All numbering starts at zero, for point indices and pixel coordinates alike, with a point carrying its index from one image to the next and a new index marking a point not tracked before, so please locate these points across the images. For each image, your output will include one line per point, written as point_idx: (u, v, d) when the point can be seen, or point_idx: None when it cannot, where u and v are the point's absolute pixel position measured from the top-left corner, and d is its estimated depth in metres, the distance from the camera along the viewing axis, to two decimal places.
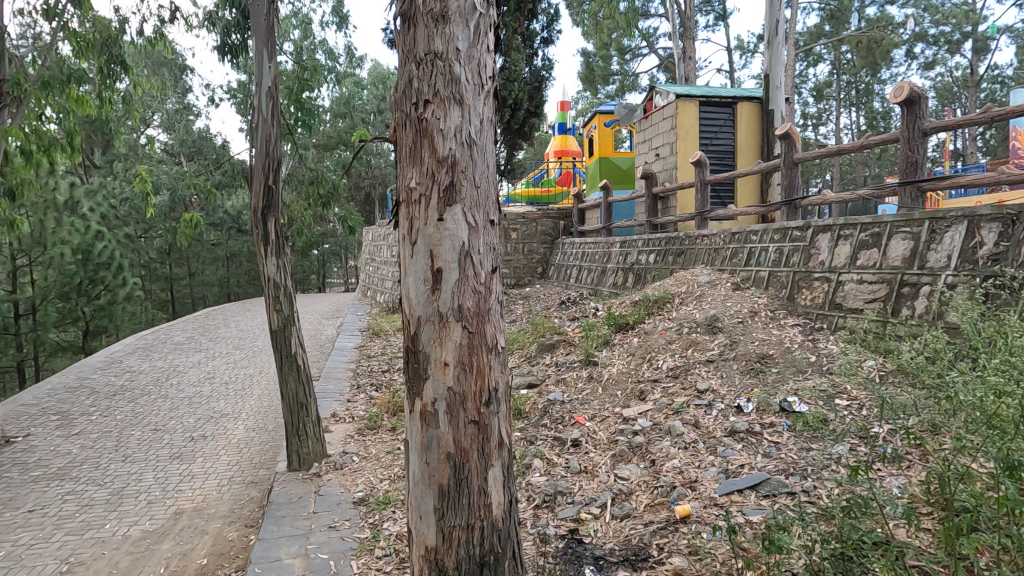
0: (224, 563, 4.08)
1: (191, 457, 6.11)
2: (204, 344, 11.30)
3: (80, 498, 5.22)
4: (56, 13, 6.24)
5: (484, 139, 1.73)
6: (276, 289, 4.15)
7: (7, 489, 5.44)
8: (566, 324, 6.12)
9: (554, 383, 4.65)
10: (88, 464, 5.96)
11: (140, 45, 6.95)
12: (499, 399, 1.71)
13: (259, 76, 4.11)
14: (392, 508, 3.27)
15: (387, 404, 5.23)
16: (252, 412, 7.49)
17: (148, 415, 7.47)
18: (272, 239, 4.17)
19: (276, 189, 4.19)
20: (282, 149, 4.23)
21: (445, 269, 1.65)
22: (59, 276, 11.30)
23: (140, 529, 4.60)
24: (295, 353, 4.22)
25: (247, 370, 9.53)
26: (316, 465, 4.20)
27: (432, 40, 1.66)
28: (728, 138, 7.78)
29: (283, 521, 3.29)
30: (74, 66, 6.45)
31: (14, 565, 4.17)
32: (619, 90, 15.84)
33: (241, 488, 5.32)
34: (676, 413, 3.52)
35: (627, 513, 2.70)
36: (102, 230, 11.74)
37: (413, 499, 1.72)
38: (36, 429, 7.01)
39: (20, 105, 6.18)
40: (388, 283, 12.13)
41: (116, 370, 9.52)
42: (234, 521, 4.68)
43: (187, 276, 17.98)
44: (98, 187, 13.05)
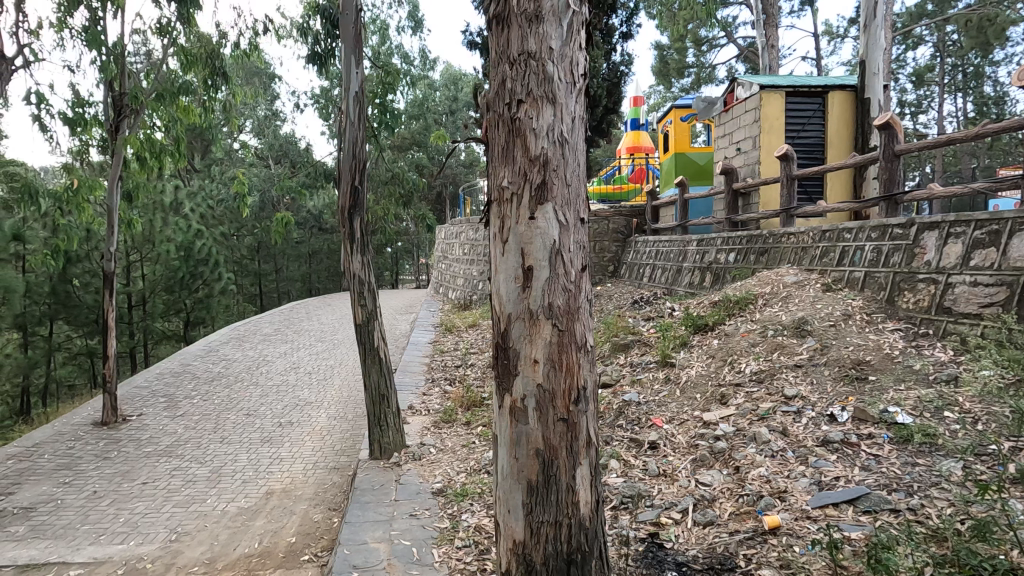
0: (311, 542, 4.34)
1: (280, 441, 6.53)
2: (289, 336, 12.02)
3: (185, 474, 5.72)
4: (166, 31, 6.86)
5: (576, 138, 1.73)
6: (360, 284, 4.35)
7: (125, 462, 6.06)
8: (640, 323, 6.00)
9: (628, 384, 4.57)
10: (191, 443, 6.52)
11: (237, 57, 7.48)
12: (588, 398, 1.71)
13: (347, 81, 4.31)
14: (469, 501, 3.34)
15: (462, 399, 5.36)
16: (334, 401, 7.89)
17: (241, 401, 8.06)
18: (357, 238, 4.37)
19: (362, 189, 4.39)
20: (367, 151, 4.42)
21: (536, 267, 1.66)
22: (165, 270, 12.41)
23: (237, 506, 4.98)
24: (378, 346, 4.41)
25: (328, 361, 10.04)
26: (396, 454, 4.35)
27: (526, 41, 1.68)
28: (818, 130, 7.33)
29: (367, 507, 3.44)
30: (181, 79, 7.08)
31: (132, 531, 4.64)
32: (695, 83, 15.26)
33: (325, 473, 5.63)
34: (761, 419, 3.36)
35: (710, 520, 2.61)
36: (201, 229, 12.78)
37: (501, 493, 1.74)
38: (148, 409, 7.74)
39: (137, 116, 6.88)
40: (459, 281, 12.40)
41: (213, 358, 10.34)
42: (319, 504, 4.96)
43: (273, 272, 19.24)
44: (199, 190, 14.23)
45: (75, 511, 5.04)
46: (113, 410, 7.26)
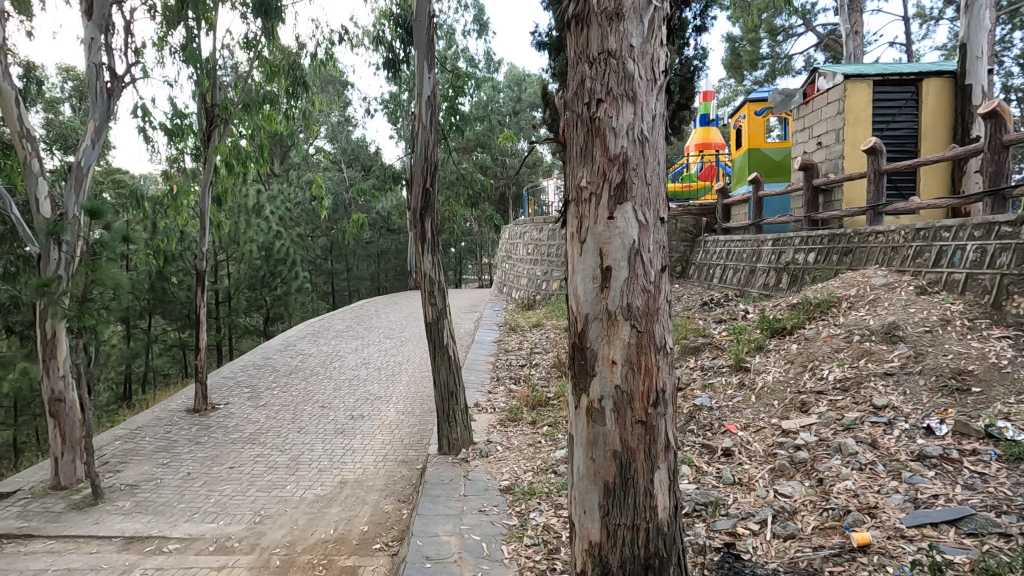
0: (382, 532, 4.51)
1: (353, 433, 6.82)
2: (360, 333, 12.51)
3: (267, 461, 6.09)
4: (252, 44, 7.32)
5: (656, 136, 1.70)
6: (431, 284, 4.47)
7: (214, 447, 6.53)
8: (711, 326, 5.80)
9: (699, 388, 4.43)
10: (272, 432, 6.93)
11: (315, 67, 7.86)
12: (667, 401, 1.69)
13: (420, 86, 4.43)
14: (537, 500, 3.36)
15: (528, 398, 5.38)
16: (402, 397, 8.14)
17: (316, 393, 8.48)
18: (428, 238, 4.49)
19: (433, 191, 4.51)
20: (438, 153, 4.53)
21: (614, 267, 1.65)
22: (248, 269, 13.27)
23: (314, 493, 5.24)
24: (447, 344, 4.54)
25: (396, 358, 10.37)
26: (463, 450, 4.43)
27: (606, 39, 1.67)
28: (910, 120, 6.82)
29: (437, 500, 3.54)
30: (265, 90, 7.56)
31: (221, 512, 4.99)
32: (769, 75, 14.56)
33: (395, 466, 5.83)
34: (847, 429, 3.17)
35: (791, 534, 2.48)
36: (280, 230, 13.55)
37: (577, 492, 1.74)
38: (233, 398, 8.30)
39: (226, 125, 7.40)
40: (523, 281, 12.46)
41: (291, 352, 10.93)
42: (389, 496, 5.14)
43: (345, 271, 20.10)
44: (279, 193, 15.08)
45: (172, 490, 5.49)
46: (204, 398, 7.84)
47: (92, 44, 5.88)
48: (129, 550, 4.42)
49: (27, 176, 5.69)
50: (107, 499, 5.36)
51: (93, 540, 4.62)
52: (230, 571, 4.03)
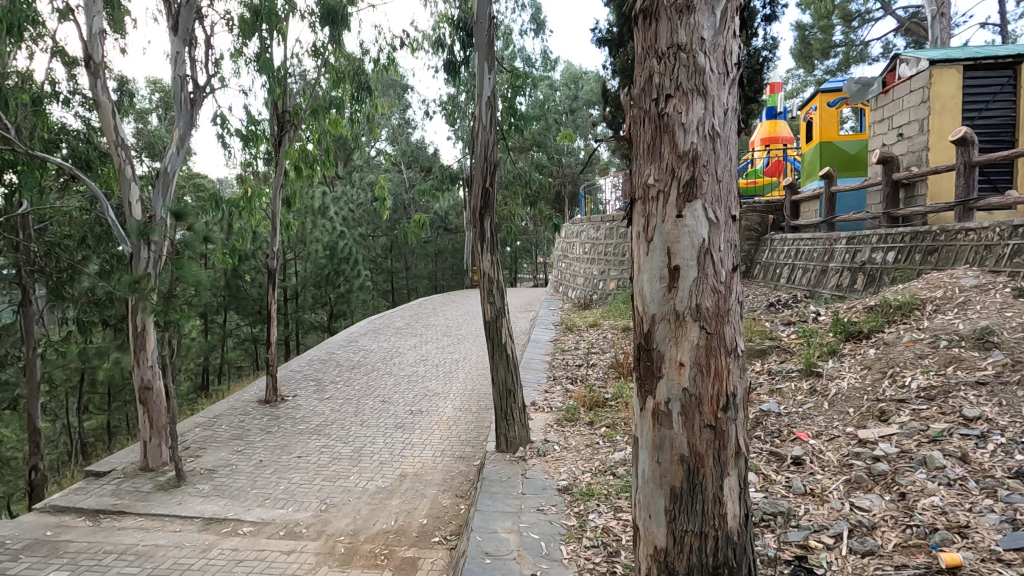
0: (440, 526, 4.61)
1: (412, 428, 6.99)
2: (418, 330, 12.81)
3: (331, 452, 6.35)
4: (319, 52, 7.64)
5: (727, 131, 1.65)
6: (490, 283, 4.52)
7: (284, 436, 6.87)
8: (778, 328, 5.55)
9: (766, 393, 4.24)
10: (336, 424, 7.22)
11: (378, 72, 8.11)
12: (737, 405, 1.63)
13: (480, 87, 4.48)
14: (596, 501, 3.33)
15: (585, 398, 5.34)
16: (459, 394, 8.27)
17: (377, 388, 8.75)
18: (488, 237, 4.54)
19: (492, 190, 4.54)
20: (498, 153, 4.57)
21: (683, 266, 1.61)
22: (314, 268, 13.87)
23: (375, 485, 5.42)
24: (505, 343, 4.58)
25: (453, 355, 10.54)
26: (521, 449, 4.44)
27: (675, 33, 1.63)
28: (1007, 107, 6.28)
29: (495, 497, 3.57)
30: (331, 96, 7.87)
31: (290, 498, 5.24)
32: (843, 63, 13.75)
33: (452, 461, 5.93)
34: (933, 441, 2.95)
35: (869, 550, 2.34)
36: (343, 230, 14.06)
37: (642, 496, 1.71)
38: (301, 391, 8.70)
39: (295, 131, 7.75)
40: (580, 280, 12.37)
41: (354, 347, 11.33)
42: (447, 490, 5.23)
43: (404, 269, 20.63)
44: (342, 194, 15.67)
45: (246, 476, 5.82)
46: (274, 390, 8.26)
47: (177, 58, 6.31)
48: (208, 531, 4.72)
49: (123, 182, 6.18)
50: (188, 481, 5.75)
51: (177, 519, 4.97)
52: (299, 555, 4.24)
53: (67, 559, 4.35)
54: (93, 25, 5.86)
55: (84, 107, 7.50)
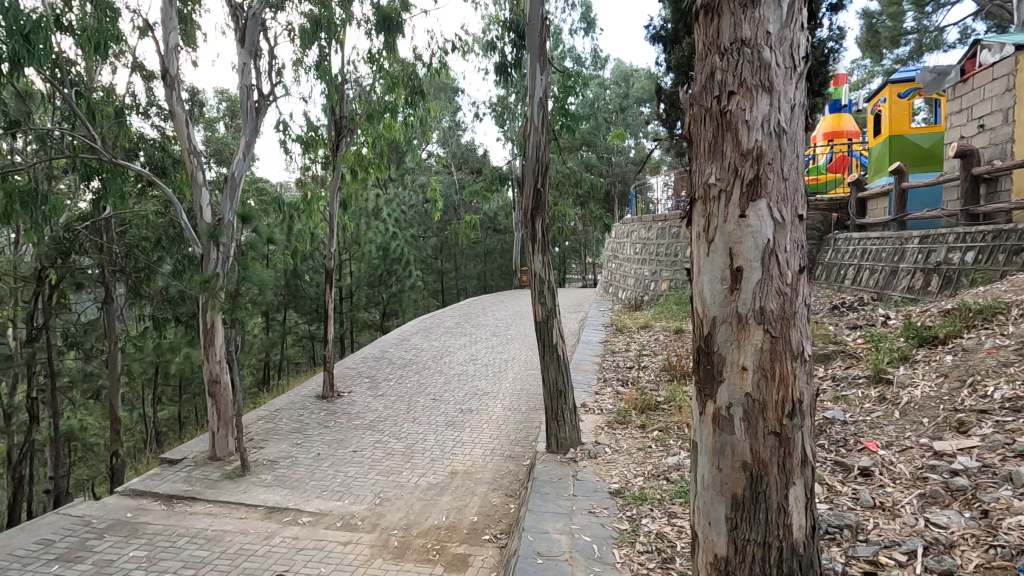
0: (491, 524, 4.66)
1: (463, 426, 7.09)
2: (468, 330, 12.97)
3: (385, 447, 6.52)
4: (375, 59, 7.87)
5: (794, 127, 1.60)
6: (541, 283, 4.53)
7: (340, 431, 7.12)
8: (843, 332, 5.29)
9: (830, 400, 4.05)
10: (389, 421, 7.41)
11: (430, 77, 8.29)
12: (804, 412, 1.57)
13: (532, 89, 4.50)
14: (649, 506, 3.28)
15: (636, 401, 5.26)
16: (508, 393, 8.32)
17: (428, 386, 8.93)
18: (539, 238, 4.55)
19: (544, 191, 4.55)
20: (549, 154, 4.56)
21: (745, 268, 1.56)
22: (368, 268, 14.29)
23: (427, 481, 5.52)
24: (556, 344, 4.59)
25: (502, 355, 10.61)
26: (572, 451, 4.42)
27: (739, 28, 1.58)
28: None
29: (546, 498, 3.57)
30: (387, 101, 8.09)
31: (346, 491, 5.42)
32: (915, 51, 12.94)
33: (502, 460, 5.97)
34: (1019, 456, 2.74)
35: (947, 569, 2.20)
36: (396, 232, 14.40)
37: (701, 502, 1.67)
38: (355, 388, 8.99)
39: (351, 136, 8.02)
40: (630, 281, 12.18)
41: (406, 346, 11.61)
42: (497, 489, 5.28)
43: (454, 270, 20.91)
44: (394, 196, 16.05)
45: (305, 468, 6.06)
46: (331, 386, 8.57)
47: (244, 69, 6.65)
48: (271, 519, 4.95)
49: (195, 187, 6.55)
50: (252, 471, 6.04)
51: (242, 507, 5.23)
52: (355, 547, 4.38)
53: (145, 540, 4.66)
54: (170, 41, 6.26)
55: (160, 118, 8.01)
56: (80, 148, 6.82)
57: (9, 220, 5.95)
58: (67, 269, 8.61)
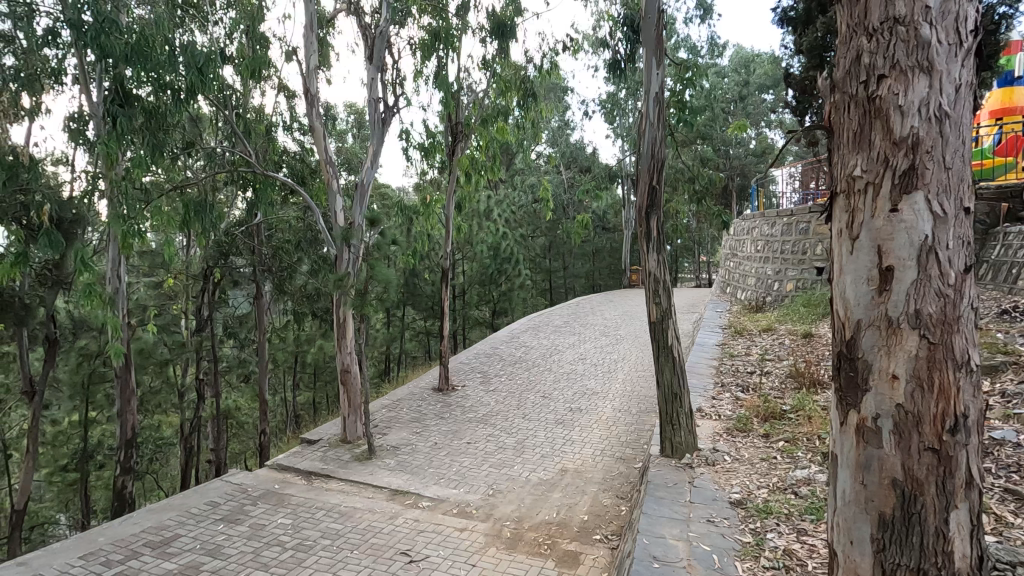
0: (601, 524, 4.65)
1: (572, 425, 7.12)
2: (577, 329, 12.97)
3: (497, 441, 6.74)
4: (488, 65, 8.14)
5: (960, 110, 1.43)
6: (656, 283, 4.44)
7: (455, 423, 7.47)
8: (1015, 341, 4.58)
9: (998, 418, 3.53)
10: (501, 416, 7.64)
11: (541, 78, 8.42)
12: (969, 428, 1.40)
13: (647, 84, 4.40)
14: (775, 520, 3.10)
15: (759, 408, 4.95)
16: (619, 394, 8.20)
17: (538, 384, 9.07)
18: (654, 236, 4.45)
19: (659, 188, 4.44)
20: (666, 150, 4.44)
21: (897, 267, 1.43)
22: (480, 267, 14.79)
23: (538, 477, 5.63)
24: (671, 345, 4.48)
25: (612, 356, 10.48)
26: (688, 456, 4.27)
27: (892, 5, 1.45)
28: None
29: (662, 502, 3.49)
30: (500, 105, 8.33)
31: (462, 480, 5.69)
32: None
33: (612, 461, 5.92)
34: None
35: None
36: (506, 232, 14.75)
37: (841, 519, 1.57)
38: (469, 382, 9.38)
39: (466, 140, 8.37)
40: (751, 280, 11.44)
41: (516, 343, 11.88)
42: (607, 490, 5.25)
43: (562, 269, 20.92)
44: (504, 197, 16.44)
45: (424, 455, 6.44)
46: (447, 379, 9.00)
47: (373, 83, 7.20)
48: (395, 501, 5.34)
49: (330, 194, 7.20)
50: (378, 455, 6.55)
51: (369, 487, 5.69)
52: (471, 533, 4.59)
53: (290, 510, 5.24)
54: (310, 63, 6.95)
55: (301, 132, 8.92)
56: (239, 162, 7.81)
57: (186, 226, 6.97)
58: (227, 268, 9.88)
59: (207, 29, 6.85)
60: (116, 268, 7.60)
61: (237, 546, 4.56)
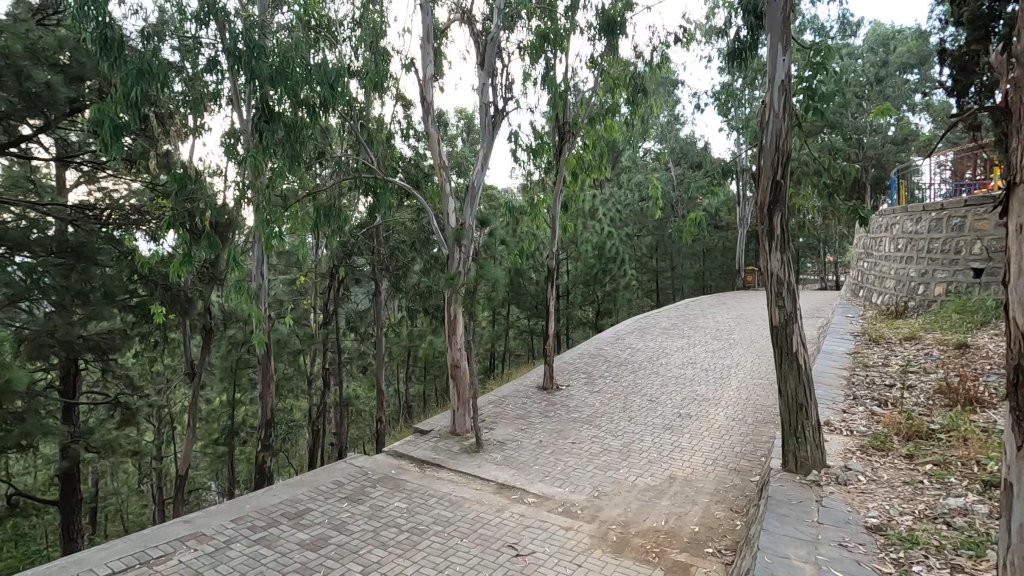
0: (714, 537, 4.43)
1: (682, 431, 6.86)
2: (686, 332, 12.46)
3: (602, 442, 6.67)
4: (596, 62, 8.06)
5: None
6: (779, 284, 4.15)
7: (559, 422, 7.50)
8: None
9: None
10: (606, 417, 7.55)
11: (651, 73, 8.17)
12: None
13: (771, 72, 4.11)
14: (922, 552, 2.77)
15: (900, 425, 4.44)
16: (733, 402, 7.76)
17: (645, 387, 8.84)
18: (777, 234, 4.16)
19: (784, 183, 4.14)
20: (792, 142, 4.12)
21: None
22: (584, 267, 14.68)
23: (645, 482, 5.50)
24: (796, 352, 4.16)
25: (725, 361, 9.94)
26: (814, 473, 3.94)
27: None
28: None
29: (784, 520, 3.25)
30: (609, 103, 8.20)
31: (567, 479, 5.70)
32: None
33: (725, 472, 5.61)
34: None
35: None
36: (611, 231, 14.51)
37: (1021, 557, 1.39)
38: (573, 382, 9.36)
39: (573, 139, 8.36)
40: (889, 283, 10.27)
41: (621, 345, 11.67)
42: (720, 502, 4.99)
43: (670, 269, 20.17)
44: (609, 195, 16.21)
45: (530, 452, 6.55)
46: (551, 378, 9.07)
47: (484, 88, 7.43)
48: (502, 494, 5.48)
49: (443, 197, 7.52)
50: (485, 449, 6.76)
51: (478, 479, 5.89)
52: (576, 533, 4.59)
53: (405, 494, 5.57)
54: (426, 72, 7.32)
55: (416, 138, 9.44)
56: (363, 169, 8.44)
57: (317, 228, 7.65)
58: (350, 267, 10.71)
59: (336, 47, 7.45)
60: (260, 266, 8.54)
61: (360, 524, 4.94)
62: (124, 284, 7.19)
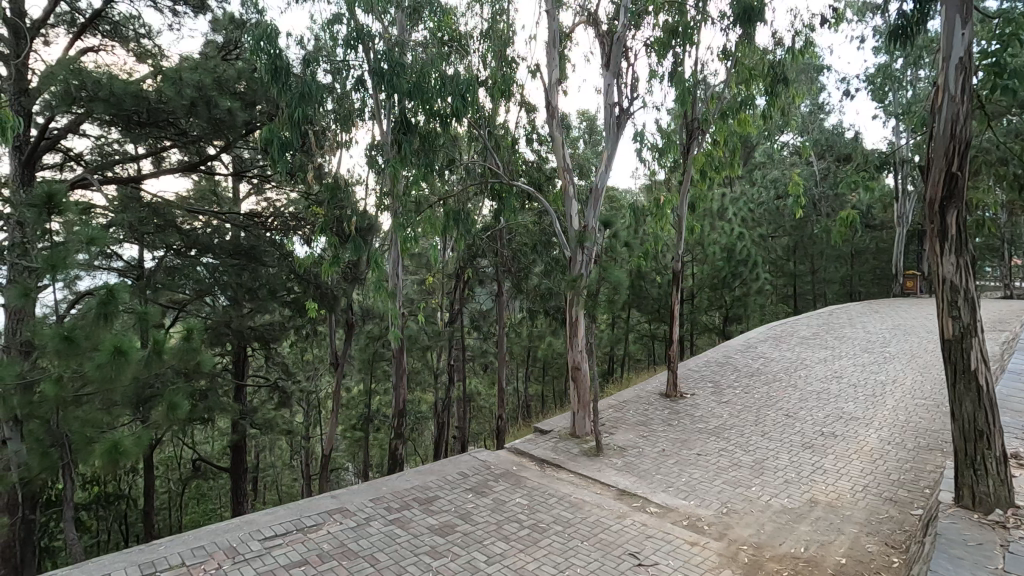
0: (865, 571, 3.97)
1: (824, 451, 6.24)
2: (830, 342, 11.30)
3: (732, 457, 6.28)
4: (729, 52, 7.58)
5: None
6: (953, 292, 3.61)
7: (683, 432, 7.19)
8: None
9: None
10: (735, 430, 7.10)
11: (793, 60, 7.52)
12: None
13: (947, 49, 3.58)
14: None
15: None
16: (888, 423, 6.89)
17: (780, 400, 8.17)
18: (951, 234, 3.61)
19: (962, 176, 3.58)
20: (973, 127, 3.56)
21: None
22: (711, 270, 13.90)
23: (781, 503, 5.08)
24: (976, 370, 3.59)
25: (878, 376, 8.85)
26: (999, 512, 3.39)
27: None
28: None
29: (959, 563, 2.83)
30: (743, 96, 7.69)
31: (692, 492, 5.45)
32: None
33: (878, 501, 5.00)
34: None
35: None
36: (743, 231, 13.58)
37: None
38: (699, 391, 8.92)
39: (703, 136, 7.95)
40: None
41: (753, 353, 10.90)
42: (873, 533, 4.46)
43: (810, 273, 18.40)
44: (740, 194, 15.20)
45: (652, 460, 6.35)
46: (674, 385, 8.72)
47: (608, 89, 7.34)
48: (622, 501, 5.39)
49: (566, 199, 7.58)
50: (606, 453, 6.68)
51: (597, 483, 5.84)
52: (702, 549, 4.38)
53: (526, 491, 5.70)
54: (551, 77, 7.42)
55: (540, 142, 9.57)
56: (488, 174, 8.75)
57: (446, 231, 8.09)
58: (475, 268, 11.16)
59: (465, 59, 7.80)
60: (395, 267, 9.23)
61: (483, 515, 5.14)
62: (285, 282, 8.17)
